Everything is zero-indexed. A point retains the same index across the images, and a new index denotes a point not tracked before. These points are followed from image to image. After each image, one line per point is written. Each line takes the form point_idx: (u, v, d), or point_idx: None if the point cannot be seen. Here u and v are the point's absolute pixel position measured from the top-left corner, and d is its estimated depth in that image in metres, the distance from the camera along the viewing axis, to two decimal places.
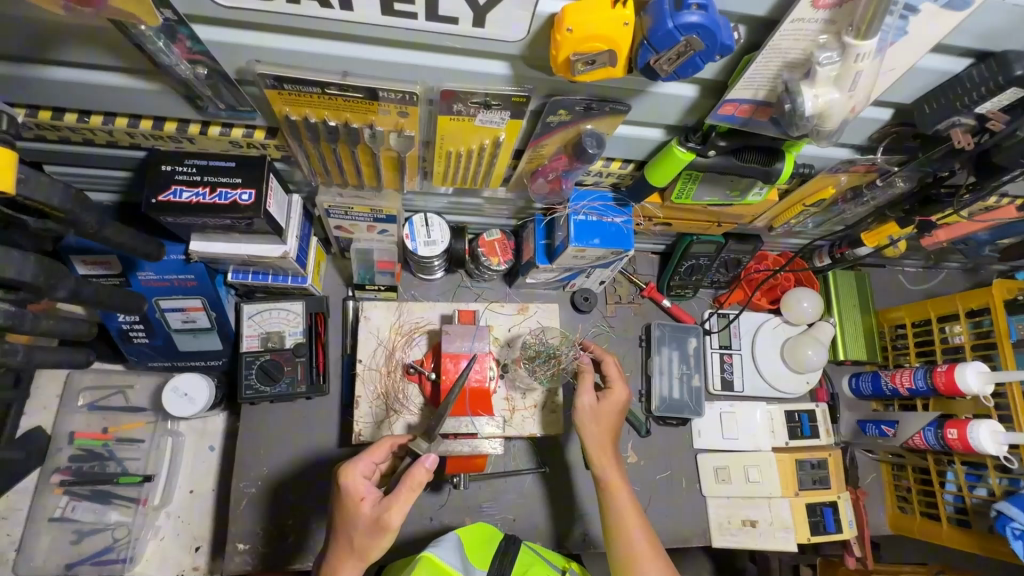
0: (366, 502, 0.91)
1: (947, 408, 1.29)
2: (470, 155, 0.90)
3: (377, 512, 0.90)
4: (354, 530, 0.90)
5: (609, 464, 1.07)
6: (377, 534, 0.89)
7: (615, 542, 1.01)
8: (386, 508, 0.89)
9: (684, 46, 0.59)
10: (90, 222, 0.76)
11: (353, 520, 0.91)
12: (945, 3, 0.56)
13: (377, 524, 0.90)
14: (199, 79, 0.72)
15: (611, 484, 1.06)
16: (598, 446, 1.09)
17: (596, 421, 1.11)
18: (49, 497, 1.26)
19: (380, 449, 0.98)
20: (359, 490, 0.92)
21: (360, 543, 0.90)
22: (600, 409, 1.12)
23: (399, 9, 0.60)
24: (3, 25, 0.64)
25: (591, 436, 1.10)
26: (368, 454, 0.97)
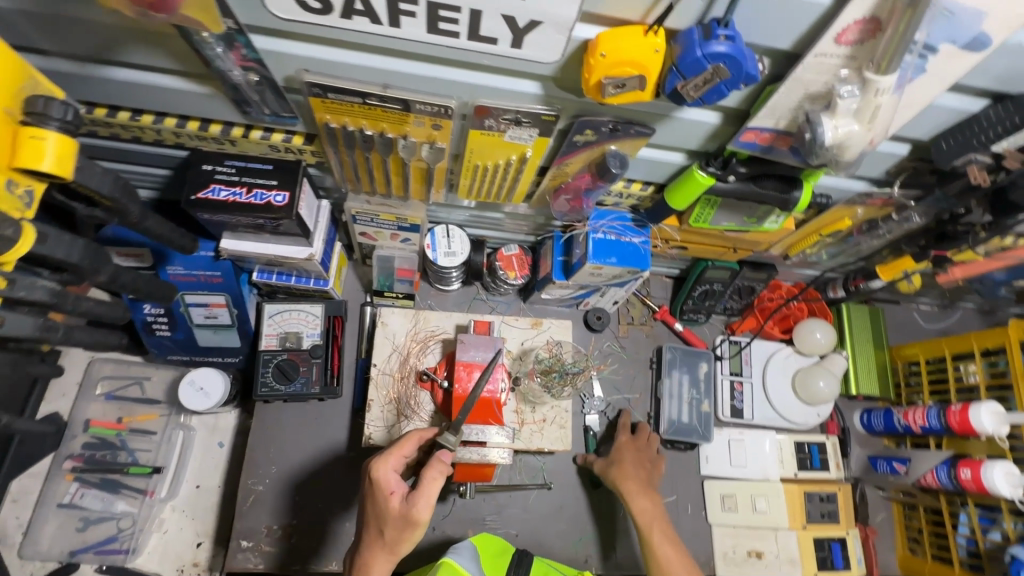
0: (396, 497, 0.91)
1: (961, 448, 1.28)
2: (497, 170, 0.94)
3: (406, 507, 0.90)
4: (385, 524, 0.91)
5: (632, 490, 1.16)
6: (407, 528, 0.89)
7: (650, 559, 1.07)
8: (414, 502, 0.89)
9: (711, 73, 0.62)
10: (134, 212, 0.80)
11: (383, 514, 0.91)
12: (964, 44, 0.59)
13: (406, 519, 0.89)
14: (249, 85, 0.76)
15: (638, 507, 1.14)
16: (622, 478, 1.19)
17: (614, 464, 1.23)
18: (60, 483, 1.29)
19: (407, 444, 0.98)
20: (388, 485, 0.92)
21: (392, 537, 0.90)
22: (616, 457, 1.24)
23: (443, 27, 0.64)
24: (75, 27, 0.69)
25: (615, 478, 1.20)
26: (397, 449, 0.97)
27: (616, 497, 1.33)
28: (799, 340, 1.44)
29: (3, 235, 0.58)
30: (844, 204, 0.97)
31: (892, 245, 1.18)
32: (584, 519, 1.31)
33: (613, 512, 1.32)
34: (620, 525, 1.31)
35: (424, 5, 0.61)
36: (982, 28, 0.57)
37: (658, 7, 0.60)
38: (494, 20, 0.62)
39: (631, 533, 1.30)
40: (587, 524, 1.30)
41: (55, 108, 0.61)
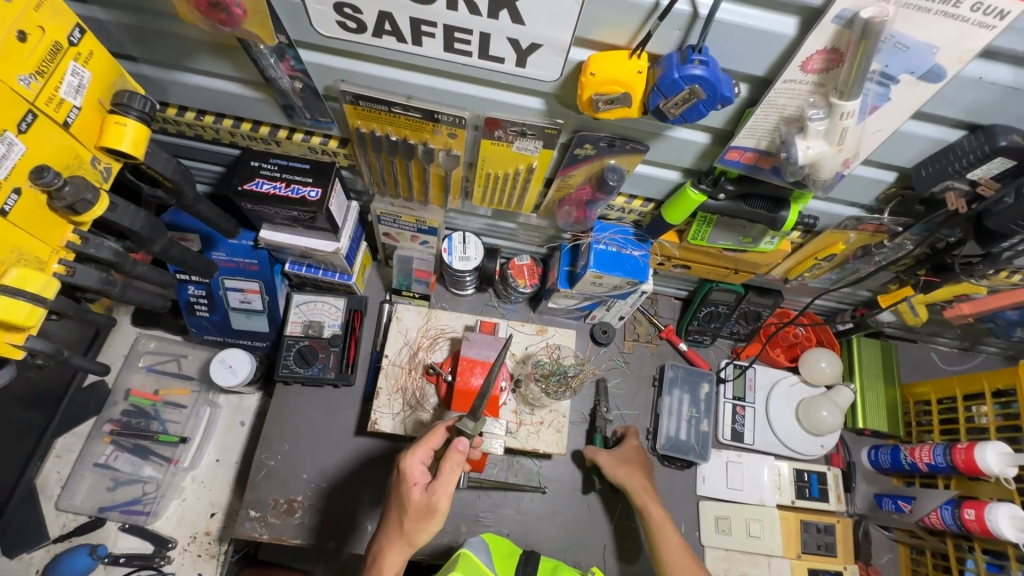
0: (418, 488, 0.97)
1: (970, 490, 1.24)
2: (506, 178, 1.03)
3: (426, 498, 0.96)
4: (405, 513, 0.98)
5: (642, 493, 1.20)
6: (425, 518, 0.97)
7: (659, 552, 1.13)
8: (434, 494, 0.96)
9: (688, 93, 0.69)
10: (188, 196, 0.92)
11: (404, 503, 0.98)
12: (921, 75, 0.65)
13: (425, 508, 0.97)
14: (295, 92, 0.89)
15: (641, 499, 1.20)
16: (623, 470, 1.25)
17: (617, 458, 1.28)
18: (98, 444, 1.41)
19: (434, 436, 1.01)
20: (412, 476, 0.98)
21: (411, 525, 0.97)
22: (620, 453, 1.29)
23: (458, 47, 0.75)
24: (159, 38, 0.84)
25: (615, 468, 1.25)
26: (425, 441, 1.01)
27: (608, 507, 1.33)
28: (805, 369, 1.42)
29: (84, 199, 0.70)
30: (835, 229, 1.02)
31: (895, 275, 1.19)
32: (577, 527, 1.32)
33: (605, 523, 1.32)
34: (611, 538, 1.31)
35: (442, 28, 0.72)
36: (935, 61, 0.63)
37: (641, 34, 0.69)
38: (500, 42, 0.73)
39: (624, 546, 1.30)
40: (578, 533, 1.31)
41: (136, 101, 0.75)
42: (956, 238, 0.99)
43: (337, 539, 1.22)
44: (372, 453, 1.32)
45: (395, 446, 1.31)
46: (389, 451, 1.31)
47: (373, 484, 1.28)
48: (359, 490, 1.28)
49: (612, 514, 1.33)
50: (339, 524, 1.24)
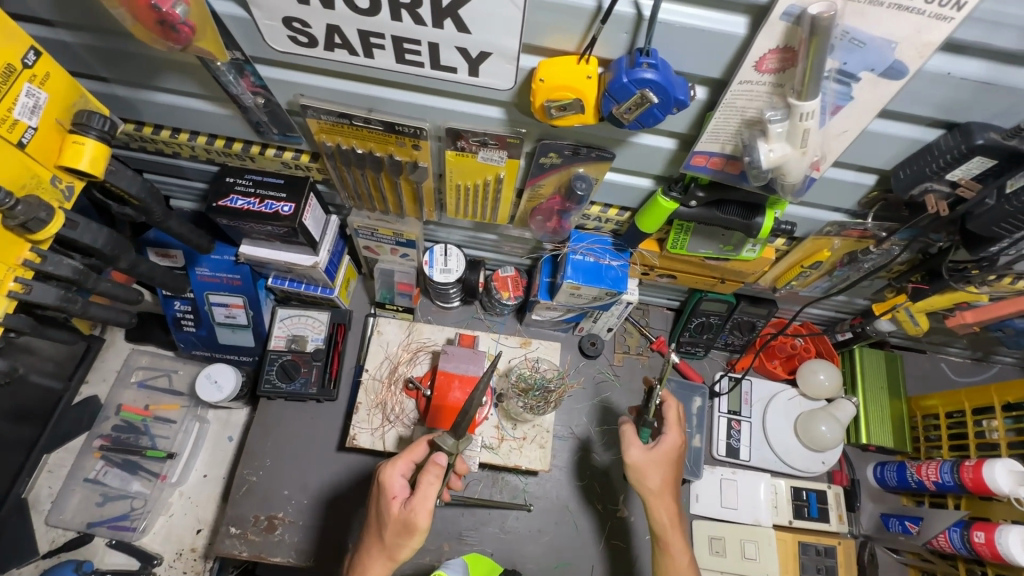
0: (397, 502, 0.94)
1: (981, 510, 1.16)
2: (476, 189, 1.02)
3: (403, 513, 0.92)
4: (383, 527, 0.94)
5: (665, 524, 1.04)
6: (403, 535, 0.92)
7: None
8: (410, 509, 0.91)
9: (640, 98, 0.67)
10: (157, 212, 0.97)
11: (382, 516, 0.94)
12: (882, 72, 0.62)
13: (404, 525, 0.92)
14: (258, 107, 0.90)
15: (669, 526, 1.04)
16: (661, 486, 1.04)
17: (659, 469, 1.04)
18: (89, 459, 1.41)
19: (414, 448, 0.99)
20: (392, 490, 0.95)
21: (390, 540, 0.93)
22: (659, 457, 1.05)
23: (409, 58, 0.74)
24: (125, 59, 0.85)
25: (655, 478, 1.04)
26: (406, 453, 0.98)
27: (596, 526, 1.29)
28: (801, 380, 1.36)
29: (37, 218, 0.74)
30: (818, 234, 0.98)
31: (890, 282, 1.14)
32: (566, 548, 1.27)
33: (592, 542, 1.28)
34: (597, 559, 1.26)
35: (390, 39, 0.72)
36: (895, 56, 0.60)
37: (587, 39, 0.67)
38: (449, 52, 0.72)
39: (611, 566, 1.26)
40: (564, 552, 1.26)
41: (95, 120, 0.77)
42: (947, 243, 0.94)
43: (318, 557, 1.20)
44: (355, 470, 1.29)
45: (376, 463, 1.29)
46: (370, 467, 1.28)
47: (356, 503, 1.25)
48: (344, 508, 1.24)
49: (600, 534, 1.28)
50: (324, 543, 1.21)
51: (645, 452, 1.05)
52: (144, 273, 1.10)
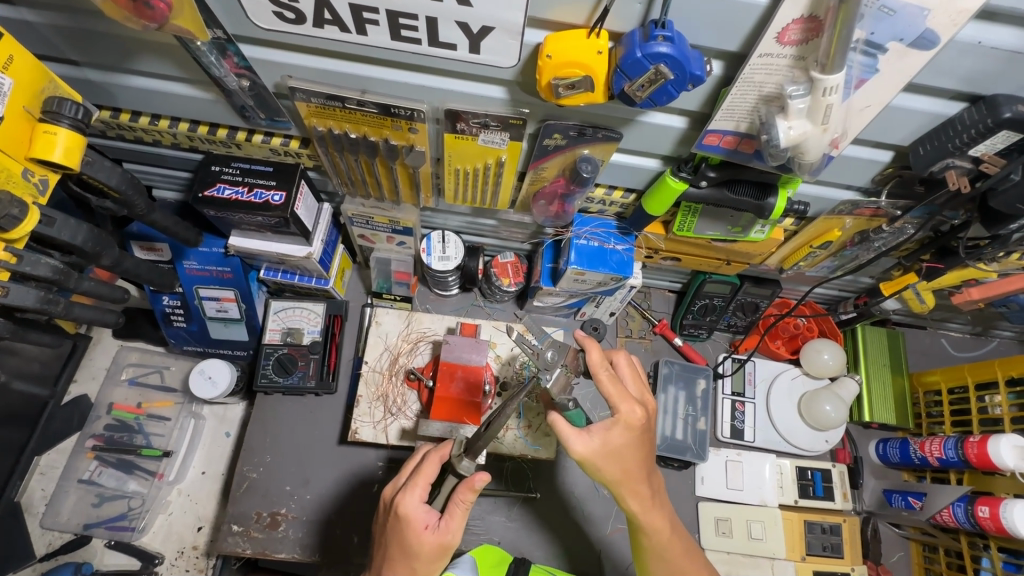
0: (429, 531, 0.82)
1: (984, 485, 1.17)
2: (476, 173, 0.97)
3: (440, 539, 0.82)
4: (416, 559, 0.82)
5: (643, 507, 0.87)
6: (440, 558, 0.83)
7: (651, 564, 0.92)
8: (448, 533, 0.82)
9: (654, 74, 0.63)
10: (140, 205, 0.92)
11: (414, 549, 0.82)
12: (911, 42, 0.59)
13: (440, 549, 0.83)
14: (244, 90, 0.85)
15: (643, 511, 0.87)
16: (622, 475, 0.83)
17: (613, 460, 0.82)
18: (82, 460, 1.37)
19: (429, 469, 0.85)
20: (418, 520, 0.82)
21: (423, 568, 0.83)
22: (612, 445, 0.81)
23: (406, 35, 0.69)
24: (96, 39, 0.79)
25: (612, 470, 0.82)
26: (420, 476, 0.84)
27: (603, 512, 1.24)
28: (805, 360, 1.34)
29: (9, 215, 0.69)
30: (830, 213, 0.96)
31: (899, 261, 1.13)
32: (576, 538, 1.22)
33: (596, 527, 1.23)
34: (603, 547, 1.21)
35: (385, 14, 0.66)
36: (926, 25, 0.57)
37: (598, 10, 0.63)
38: (450, 27, 0.67)
39: (620, 553, 1.21)
40: (571, 540, 1.21)
41: (67, 108, 0.72)
42: (961, 221, 0.94)
43: (324, 551, 1.18)
44: (358, 463, 1.26)
45: (379, 455, 1.27)
46: (373, 459, 1.26)
47: (361, 496, 1.23)
48: (349, 503, 1.22)
49: (606, 518, 1.24)
50: (330, 537, 1.19)
51: (595, 441, 0.80)
52: (130, 270, 1.05)
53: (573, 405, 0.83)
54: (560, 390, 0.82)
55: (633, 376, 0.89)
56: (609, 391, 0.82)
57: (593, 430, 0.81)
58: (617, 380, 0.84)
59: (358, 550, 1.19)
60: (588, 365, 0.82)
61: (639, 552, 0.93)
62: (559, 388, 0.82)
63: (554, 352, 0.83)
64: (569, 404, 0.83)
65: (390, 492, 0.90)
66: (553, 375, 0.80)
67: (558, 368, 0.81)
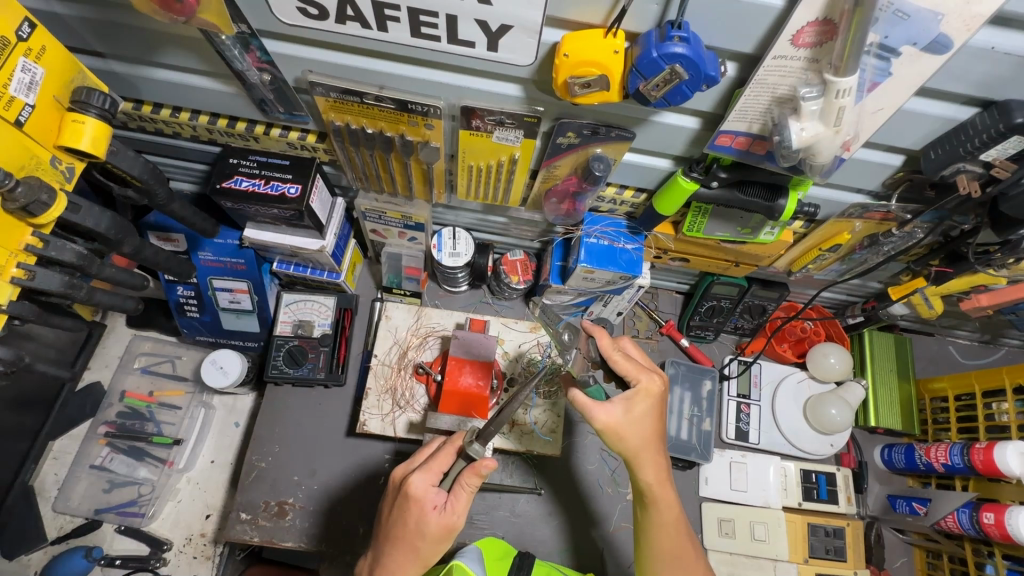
0: (436, 512, 0.83)
1: (990, 492, 1.16)
2: (488, 170, 0.99)
3: (445, 521, 0.83)
4: (421, 540, 0.84)
5: (657, 480, 0.87)
6: (443, 540, 0.85)
7: (652, 541, 0.91)
8: (454, 514, 0.83)
9: (669, 74, 0.64)
10: (160, 195, 0.94)
11: (420, 529, 0.83)
12: (925, 46, 0.60)
13: (445, 532, 0.84)
14: (264, 84, 0.87)
15: (657, 484, 0.87)
16: (642, 444, 0.84)
17: (637, 428, 0.83)
18: (94, 446, 1.38)
19: (443, 456, 0.87)
20: (427, 500, 0.83)
21: (427, 549, 0.85)
22: (635, 412, 0.83)
23: (426, 32, 0.71)
24: (121, 31, 0.81)
25: (634, 439, 0.84)
26: (433, 461, 0.86)
27: (608, 509, 1.25)
28: (811, 364, 1.34)
29: (39, 200, 0.71)
30: (840, 216, 0.97)
31: (908, 265, 1.14)
32: (579, 534, 1.22)
33: (600, 523, 1.24)
34: (607, 543, 1.22)
35: (406, 11, 0.68)
36: (940, 30, 0.58)
37: (616, 10, 0.64)
38: (469, 24, 0.68)
39: (623, 549, 1.22)
40: (576, 537, 1.22)
41: (95, 98, 0.74)
42: (971, 226, 0.94)
43: (330, 542, 1.19)
44: (364, 455, 1.28)
45: (386, 447, 1.28)
46: (380, 451, 1.28)
47: (367, 489, 1.24)
48: (355, 493, 1.24)
49: (610, 516, 1.24)
50: (335, 527, 1.21)
51: (618, 409, 0.82)
52: (148, 259, 1.08)
53: (591, 381, 0.88)
54: (579, 368, 0.90)
55: (645, 354, 0.92)
56: (623, 368, 0.85)
57: (617, 397, 0.83)
58: (630, 358, 0.87)
59: (363, 540, 1.20)
60: (600, 350, 0.86)
61: (641, 528, 0.93)
62: (581, 367, 0.91)
63: (570, 334, 0.94)
64: (588, 379, 0.89)
65: (400, 473, 0.91)
66: (570, 356, 0.91)
67: (575, 351, 0.91)
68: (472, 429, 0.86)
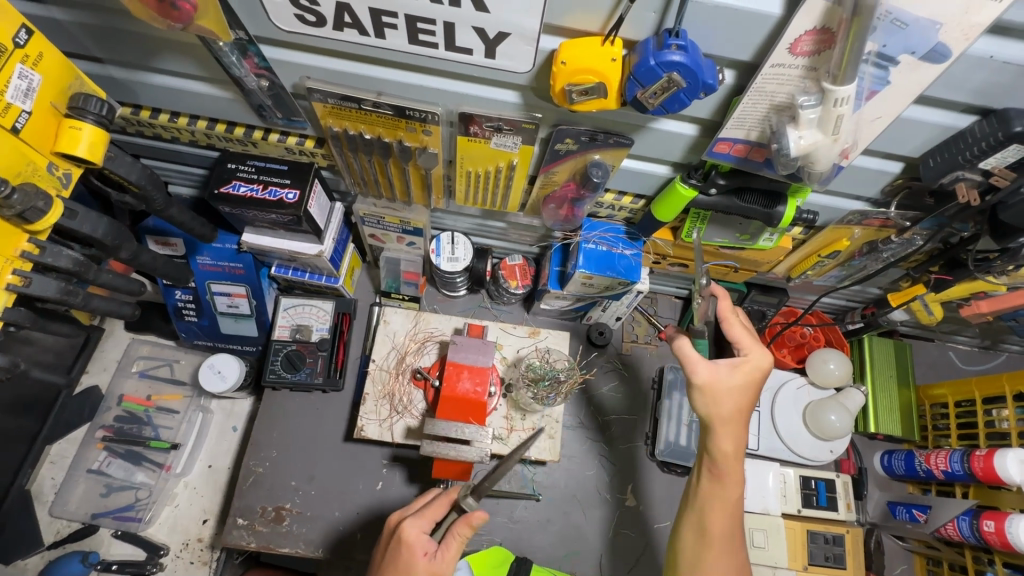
0: (426, 557, 0.83)
1: (990, 499, 1.15)
2: (487, 176, 0.98)
3: (434, 569, 0.83)
4: None
5: (726, 456, 0.89)
6: None
7: (694, 516, 0.92)
8: (444, 563, 0.83)
9: (667, 82, 0.64)
10: (158, 200, 0.94)
11: (408, 574, 0.83)
12: (923, 55, 0.60)
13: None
14: (262, 90, 0.87)
15: (729, 458, 0.89)
16: (733, 415, 0.88)
17: (738, 397, 0.88)
18: (91, 450, 1.38)
19: (437, 504, 0.88)
20: (418, 546, 0.84)
21: None
22: (738, 382, 0.88)
23: (423, 39, 0.71)
24: (119, 38, 0.81)
25: (728, 405, 0.87)
26: (428, 508, 0.88)
27: (607, 515, 1.24)
28: (811, 370, 1.34)
29: (35, 207, 0.71)
30: (839, 223, 0.97)
31: (908, 272, 1.13)
32: (578, 541, 1.22)
33: (599, 529, 1.23)
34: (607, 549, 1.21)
35: (404, 19, 0.68)
36: (938, 38, 0.58)
37: (614, 18, 0.64)
38: (466, 32, 0.68)
39: (622, 555, 1.21)
40: (574, 543, 1.22)
41: (93, 104, 0.74)
42: (970, 233, 0.94)
43: (326, 547, 1.19)
44: (361, 460, 1.27)
45: (384, 452, 1.27)
46: (378, 457, 1.27)
47: (365, 494, 1.24)
48: (353, 499, 1.24)
49: (610, 521, 1.24)
50: (332, 532, 1.20)
51: (724, 369, 0.88)
52: (146, 264, 1.07)
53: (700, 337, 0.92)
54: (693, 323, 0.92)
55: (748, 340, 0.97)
56: (737, 338, 0.92)
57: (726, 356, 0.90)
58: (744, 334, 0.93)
59: (361, 546, 1.20)
60: (719, 311, 0.93)
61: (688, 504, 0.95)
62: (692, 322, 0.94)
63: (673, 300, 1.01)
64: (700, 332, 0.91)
65: (395, 518, 0.92)
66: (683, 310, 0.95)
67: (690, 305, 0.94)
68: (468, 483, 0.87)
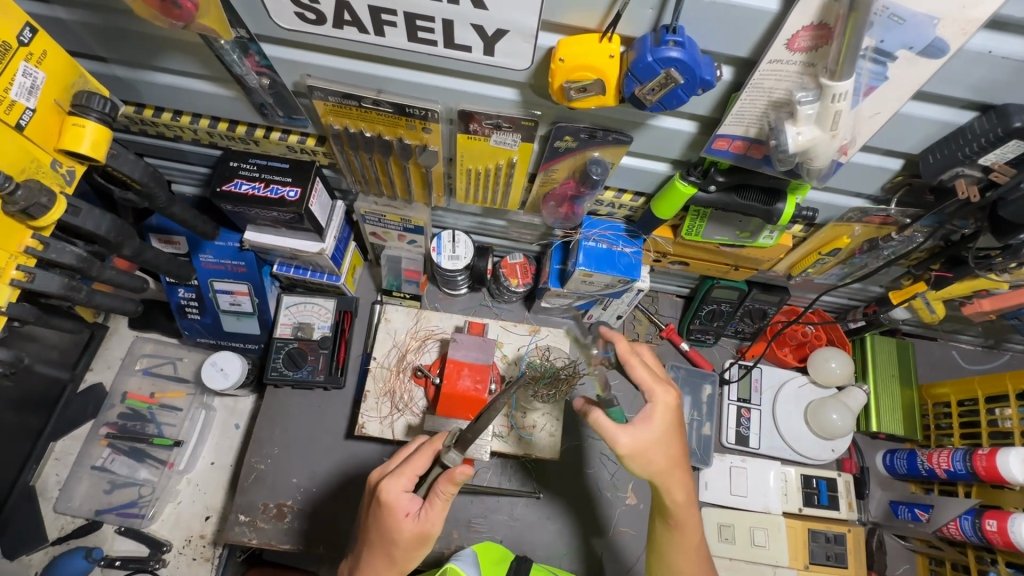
0: (410, 518, 0.84)
1: (992, 499, 1.15)
2: (488, 174, 0.99)
3: (420, 529, 0.83)
4: (395, 547, 0.84)
5: (680, 503, 0.89)
6: (418, 547, 0.85)
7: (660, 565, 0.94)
8: (429, 523, 0.83)
9: (664, 78, 0.64)
10: (161, 197, 0.94)
11: (393, 536, 0.84)
12: (921, 50, 0.60)
13: (419, 538, 0.84)
14: (263, 88, 0.87)
15: (685, 503, 0.90)
16: (667, 463, 0.86)
17: (659, 449, 0.85)
18: (95, 446, 1.39)
19: (418, 461, 0.86)
20: (401, 507, 0.83)
21: (401, 556, 0.85)
22: (653, 433, 0.84)
23: (422, 36, 0.71)
24: (122, 37, 0.82)
25: (660, 459, 0.85)
26: (408, 465, 0.86)
27: (606, 514, 1.24)
28: (812, 369, 1.34)
29: (39, 203, 0.72)
30: (839, 220, 0.97)
31: (909, 270, 1.13)
32: (577, 540, 1.22)
33: (598, 528, 1.23)
34: (606, 548, 1.21)
35: (402, 16, 0.68)
36: (935, 34, 0.58)
37: (611, 15, 0.64)
38: (465, 30, 0.69)
39: (622, 555, 1.21)
40: (574, 541, 1.22)
41: (95, 102, 0.75)
42: (971, 231, 0.94)
43: (328, 544, 1.19)
44: (362, 457, 1.28)
45: (385, 450, 1.27)
46: (379, 454, 1.27)
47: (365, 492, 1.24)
48: (353, 496, 1.24)
49: (610, 520, 1.23)
50: (333, 530, 1.21)
51: (638, 430, 0.84)
52: (149, 261, 1.08)
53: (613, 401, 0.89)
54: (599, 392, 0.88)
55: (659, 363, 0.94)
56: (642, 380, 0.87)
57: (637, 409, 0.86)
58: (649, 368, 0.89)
59: None
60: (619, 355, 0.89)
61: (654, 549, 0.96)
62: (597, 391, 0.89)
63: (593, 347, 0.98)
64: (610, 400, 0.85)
65: (377, 477, 0.92)
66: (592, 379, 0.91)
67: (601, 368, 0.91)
68: (453, 436, 0.86)
